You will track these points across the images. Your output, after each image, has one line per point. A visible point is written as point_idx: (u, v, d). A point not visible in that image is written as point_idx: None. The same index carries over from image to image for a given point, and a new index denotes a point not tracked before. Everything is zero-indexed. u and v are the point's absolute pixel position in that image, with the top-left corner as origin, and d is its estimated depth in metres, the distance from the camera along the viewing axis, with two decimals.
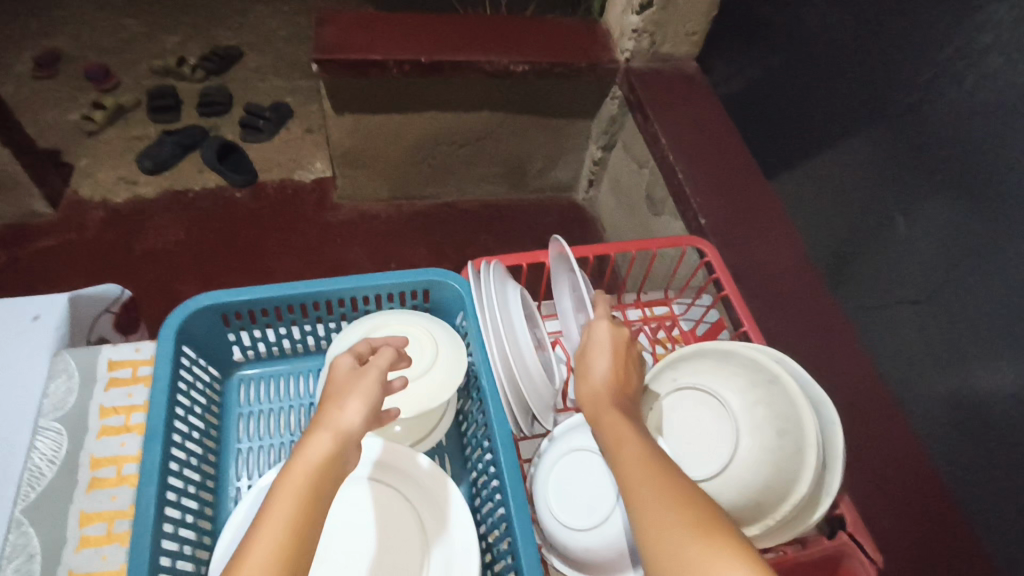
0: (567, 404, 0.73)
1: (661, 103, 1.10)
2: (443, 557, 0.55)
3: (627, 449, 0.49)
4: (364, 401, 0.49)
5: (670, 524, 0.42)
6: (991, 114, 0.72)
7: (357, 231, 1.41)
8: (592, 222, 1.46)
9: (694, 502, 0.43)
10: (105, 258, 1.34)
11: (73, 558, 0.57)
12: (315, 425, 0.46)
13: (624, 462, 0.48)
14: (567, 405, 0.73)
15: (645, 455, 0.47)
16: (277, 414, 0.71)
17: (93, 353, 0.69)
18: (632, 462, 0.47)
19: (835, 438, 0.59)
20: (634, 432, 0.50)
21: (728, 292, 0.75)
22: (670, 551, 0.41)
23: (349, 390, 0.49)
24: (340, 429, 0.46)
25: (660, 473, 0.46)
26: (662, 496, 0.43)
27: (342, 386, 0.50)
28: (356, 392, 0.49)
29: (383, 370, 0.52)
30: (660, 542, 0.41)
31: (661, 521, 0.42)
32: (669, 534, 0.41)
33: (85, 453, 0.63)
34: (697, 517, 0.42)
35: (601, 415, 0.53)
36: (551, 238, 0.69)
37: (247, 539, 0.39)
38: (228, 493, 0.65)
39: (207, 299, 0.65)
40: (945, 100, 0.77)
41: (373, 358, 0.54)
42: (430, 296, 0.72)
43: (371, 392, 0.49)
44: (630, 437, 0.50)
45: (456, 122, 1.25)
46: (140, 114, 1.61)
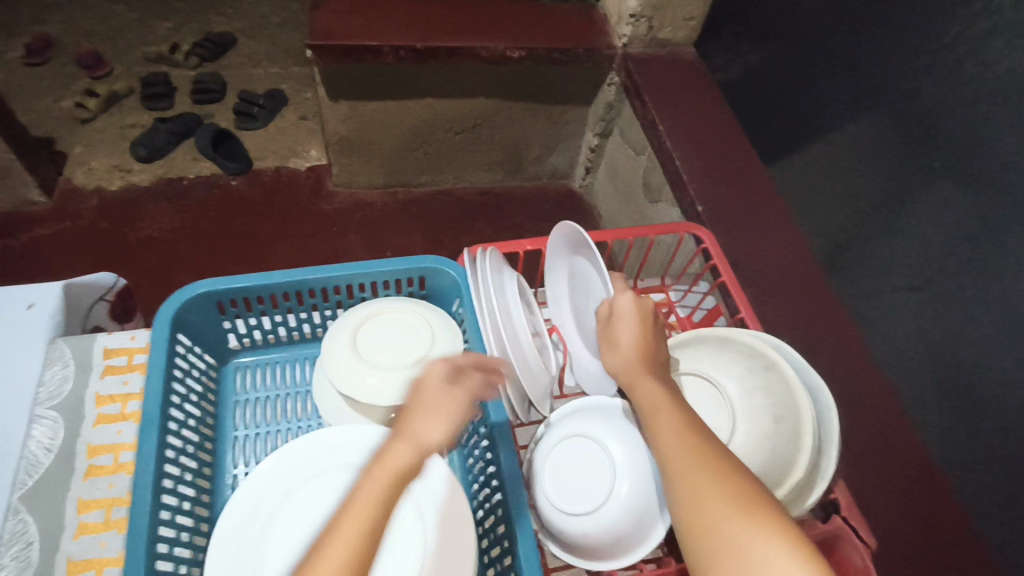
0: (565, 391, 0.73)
1: (659, 89, 1.09)
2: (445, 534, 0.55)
3: (665, 422, 0.50)
4: (447, 424, 0.49)
5: (710, 500, 0.43)
6: (988, 100, 0.72)
7: (353, 218, 1.41)
8: (588, 209, 1.46)
9: (734, 478, 0.44)
10: (101, 246, 1.34)
11: (71, 545, 0.57)
12: (397, 433, 0.47)
13: (663, 434, 0.49)
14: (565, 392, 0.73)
15: (685, 428, 0.49)
16: (273, 402, 0.71)
17: (89, 341, 0.69)
18: (672, 436, 0.48)
19: (831, 422, 0.59)
20: (673, 405, 0.51)
21: (725, 280, 0.75)
22: (710, 527, 0.42)
23: (438, 409, 0.49)
24: (421, 447, 0.47)
25: (701, 448, 0.47)
26: (704, 471, 0.45)
27: (431, 401, 0.50)
28: (440, 413, 0.49)
29: (472, 398, 0.52)
30: (701, 516, 0.43)
31: (702, 496, 0.43)
32: (709, 510, 0.43)
33: (82, 441, 0.63)
34: (740, 495, 0.43)
35: (639, 387, 0.54)
36: (564, 223, 0.65)
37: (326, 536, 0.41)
38: (224, 480, 0.65)
39: (203, 286, 0.64)
40: (944, 85, 0.77)
41: (466, 373, 0.53)
42: (426, 283, 0.72)
43: (456, 418, 0.49)
44: (668, 410, 0.51)
45: (453, 108, 1.24)
46: (134, 101, 1.60)
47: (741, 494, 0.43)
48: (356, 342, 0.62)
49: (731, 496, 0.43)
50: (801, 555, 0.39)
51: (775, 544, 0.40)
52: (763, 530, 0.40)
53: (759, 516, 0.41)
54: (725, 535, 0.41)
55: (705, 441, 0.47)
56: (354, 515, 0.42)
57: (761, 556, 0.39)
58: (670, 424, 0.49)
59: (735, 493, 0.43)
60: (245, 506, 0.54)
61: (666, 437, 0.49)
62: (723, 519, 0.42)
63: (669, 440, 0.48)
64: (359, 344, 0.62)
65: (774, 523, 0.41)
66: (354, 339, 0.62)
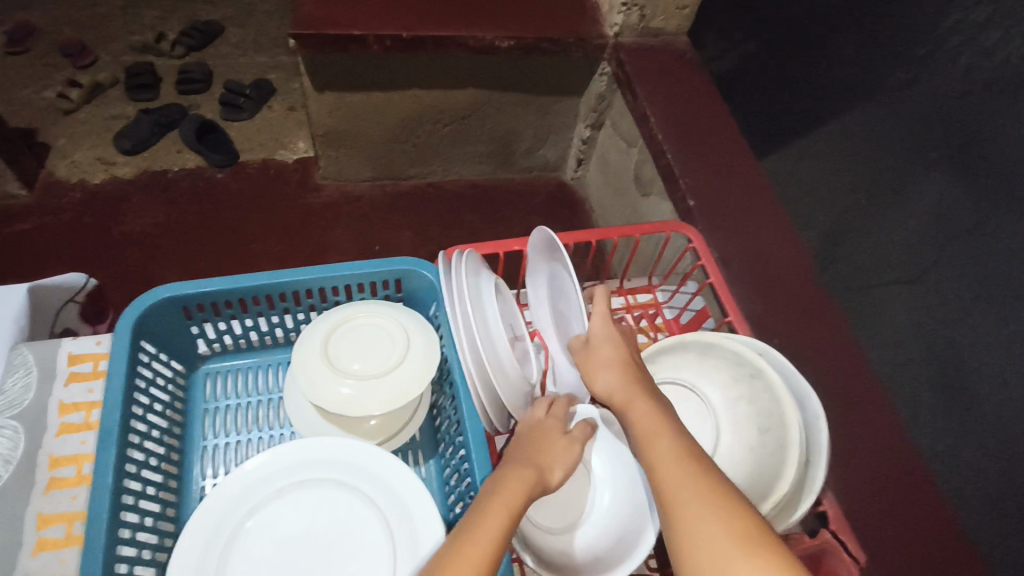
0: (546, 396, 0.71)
1: (652, 80, 1.06)
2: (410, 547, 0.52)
3: (662, 444, 0.48)
4: (565, 468, 0.54)
5: (711, 527, 0.41)
6: (984, 91, 0.71)
7: (340, 212, 1.38)
8: (580, 202, 1.43)
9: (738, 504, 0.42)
10: (82, 241, 1.31)
11: (29, 562, 0.55)
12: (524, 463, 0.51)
13: (660, 456, 0.47)
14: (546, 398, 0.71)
15: (683, 452, 0.46)
16: (245, 409, 0.69)
17: (52, 347, 0.67)
18: (669, 458, 0.46)
19: (819, 432, 0.57)
20: (670, 427, 0.49)
21: (713, 281, 0.73)
22: (711, 556, 0.40)
23: (556, 451, 0.54)
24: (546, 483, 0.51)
25: (700, 473, 0.44)
26: (705, 496, 0.42)
27: (553, 445, 0.54)
28: (564, 454, 0.54)
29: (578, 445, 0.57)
30: (703, 544, 0.40)
31: (704, 523, 0.41)
32: (710, 539, 0.40)
33: (43, 452, 0.61)
34: (741, 523, 0.41)
35: (633, 407, 0.52)
36: (538, 229, 0.65)
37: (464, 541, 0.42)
38: (191, 492, 0.63)
39: (168, 291, 0.62)
40: (938, 76, 0.76)
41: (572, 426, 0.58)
42: (404, 286, 0.70)
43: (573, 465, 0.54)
44: (665, 432, 0.49)
45: (441, 99, 1.21)
46: (117, 91, 1.56)
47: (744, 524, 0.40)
48: (328, 348, 0.59)
49: (734, 524, 0.41)
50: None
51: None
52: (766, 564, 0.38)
53: (761, 546, 0.39)
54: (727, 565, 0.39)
55: (705, 466, 0.45)
56: (489, 522, 0.43)
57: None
58: (668, 447, 0.47)
59: (737, 521, 0.41)
60: (198, 535, 0.51)
61: (664, 460, 0.46)
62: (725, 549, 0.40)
63: (667, 463, 0.46)
64: (331, 350, 0.59)
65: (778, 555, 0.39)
66: (326, 344, 0.60)
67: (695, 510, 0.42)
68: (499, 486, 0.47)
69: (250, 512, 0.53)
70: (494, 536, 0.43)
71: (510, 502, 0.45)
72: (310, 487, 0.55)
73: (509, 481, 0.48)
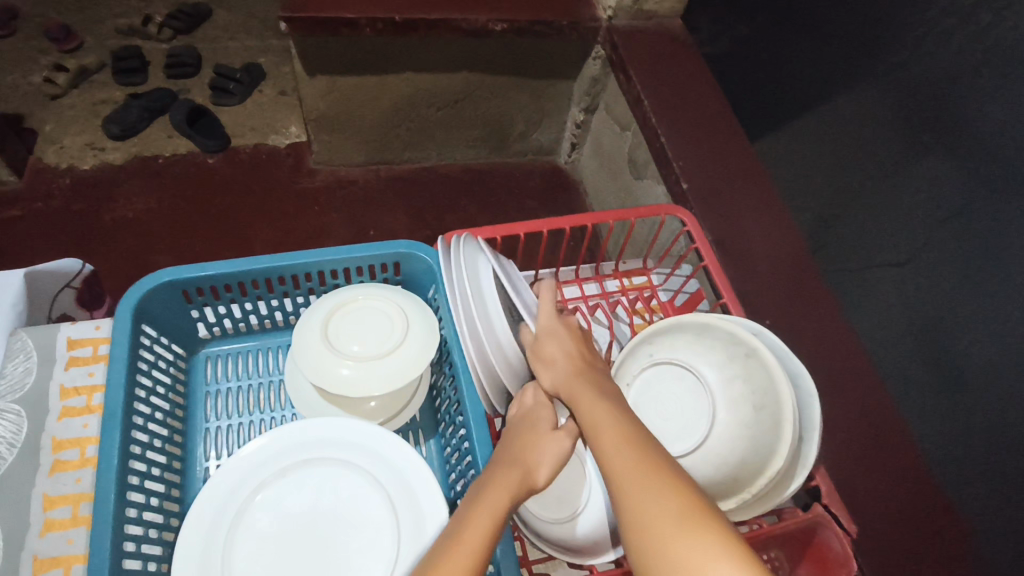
0: None
1: (646, 62, 1.06)
2: (415, 525, 0.53)
3: (605, 425, 0.49)
4: (552, 464, 0.52)
5: (649, 501, 0.42)
6: None
7: (334, 197, 1.37)
8: (574, 186, 1.43)
9: (675, 477, 0.43)
10: (74, 227, 1.30)
11: (37, 542, 0.56)
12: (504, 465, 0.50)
13: (602, 438, 0.48)
14: None
15: (625, 431, 0.47)
16: (246, 392, 0.69)
17: (51, 332, 0.67)
18: (611, 439, 0.47)
19: (813, 409, 0.58)
20: (614, 407, 0.51)
21: (707, 263, 0.74)
22: (649, 527, 0.40)
23: (537, 449, 0.53)
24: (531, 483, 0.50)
25: (641, 451, 0.45)
26: (643, 471, 0.43)
27: (528, 443, 0.53)
28: (549, 451, 0.53)
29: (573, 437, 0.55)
30: (641, 518, 0.41)
31: (641, 497, 0.42)
32: (646, 511, 0.41)
33: (46, 436, 0.61)
34: (677, 493, 0.41)
35: (577, 394, 0.54)
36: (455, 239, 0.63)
37: (445, 552, 0.42)
38: (195, 473, 0.64)
39: (167, 274, 0.62)
40: None
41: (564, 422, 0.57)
42: (402, 269, 0.70)
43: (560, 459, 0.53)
44: (608, 413, 0.50)
45: (435, 82, 1.20)
46: (105, 76, 1.54)
47: (680, 494, 0.41)
48: (328, 331, 0.60)
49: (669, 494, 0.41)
50: (736, 550, 0.38)
51: (712, 541, 0.38)
52: (698, 527, 0.39)
53: (697, 512, 0.40)
54: (664, 534, 0.40)
55: (646, 443, 0.46)
56: (472, 532, 0.43)
57: (698, 554, 0.38)
58: (610, 428, 0.48)
59: (673, 490, 0.42)
60: (204, 512, 0.52)
61: (607, 441, 0.47)
62: (662, 518, 0.40)
63: (607, 444, 0.47)
64: (330, 333, 0.60)
65: (711, 518, 0.40)
66: (325, 327, 0.60)
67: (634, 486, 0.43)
68: (481, 493, 0.47)
69: (258, 487, 0.54)
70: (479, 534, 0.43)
71: (493, 505, 0.45)
72: (307, 467, 0.55)
73: (492, 487, 0.47)
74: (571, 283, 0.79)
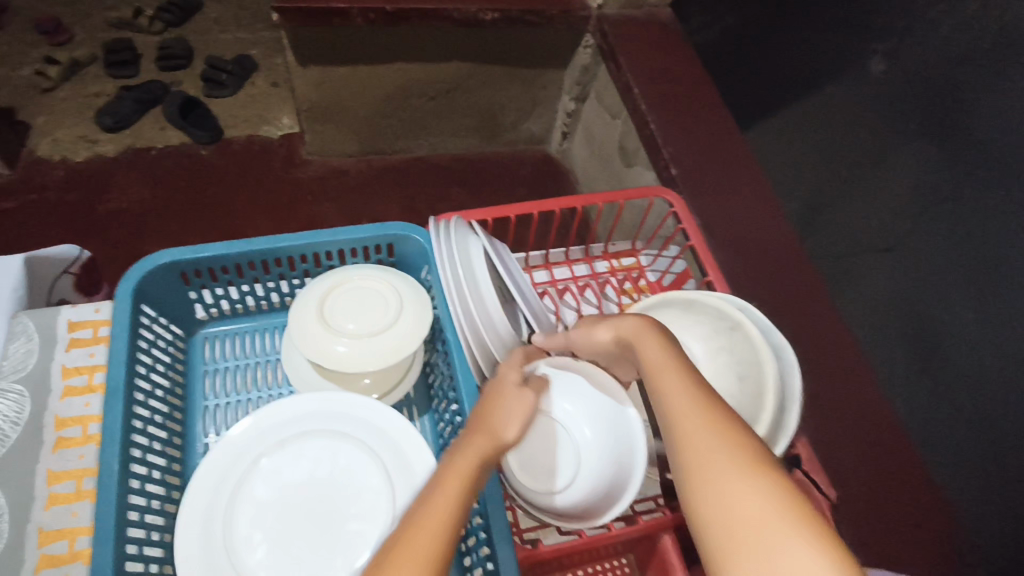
0: None
1: (636, 51, 1.08)
2: (408, 491, 0.55)
3: (678, 399, 0.44)
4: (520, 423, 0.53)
5: (740, 509, 0.37)
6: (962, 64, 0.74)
7: (328, 186, 1.38)
8: (566, 174, 1.45)
9: (778, 478, 0.38)
10: (68, 219, 1.31)
11: (42, 516, 0.58)
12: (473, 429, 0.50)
13: (678, 419, 0.43)
14: None
15: (707, 411, 0.42)
16: (243, 371, 0.71)
17: (52, 314, 0.68)
18: (689, 421, 0.42)
19: (794, 378, 0.60)
20: (688, 375, 0.46)
21: (694, 243, 0.76)
22: (743, 541, 0.36)
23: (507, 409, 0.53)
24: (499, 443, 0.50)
25: (728, 441, 0.40)
26: (730, 466, 0.39)
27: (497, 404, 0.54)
28: (517, 411, 0.53)
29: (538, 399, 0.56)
30: (731, 529, 0.36)
31: (729, 502, 0.37)
32: (737, 521, 0.36)
33: (49, 413, 0.63)
34: (779, 500, 0.36)
35: (645, 349, 0.50)
36: (433, 223, 0.64)
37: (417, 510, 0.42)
38: (195, 449, 0.66)
39: (166, 256, 0.63)
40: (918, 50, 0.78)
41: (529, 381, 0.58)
42: (395, 250, 0.72)
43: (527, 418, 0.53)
44: (682, 386, 0.45)
45: (426, 72, 1.21)
46: (97, 69, 1.54)
47: (781, 501, 0.36)
48: (324, 308, 0.62)
49: (766, 499, 0.37)
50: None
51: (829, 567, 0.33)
52: (808, 546, 0.34)
53: (807, 525, 0.35)
54: (764, 550, 0.35)
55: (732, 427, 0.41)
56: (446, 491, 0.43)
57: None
58: (685, 404, 0.43)
59: (772, 494, 0.37)
60: (210, 473, 0.54)
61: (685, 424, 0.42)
62: (761, 530, 0.36)
63: (684, 428, 0.42)
64: (326, 309, 0.62)
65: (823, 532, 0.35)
66: (322, 304, 0.62)
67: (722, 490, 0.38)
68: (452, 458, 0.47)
69: (265, 450, 0.56)
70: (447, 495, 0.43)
71: (464, 469, 0.46)
72: (304, 438, 0.57)
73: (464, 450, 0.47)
74: (561, 264, 0.81)
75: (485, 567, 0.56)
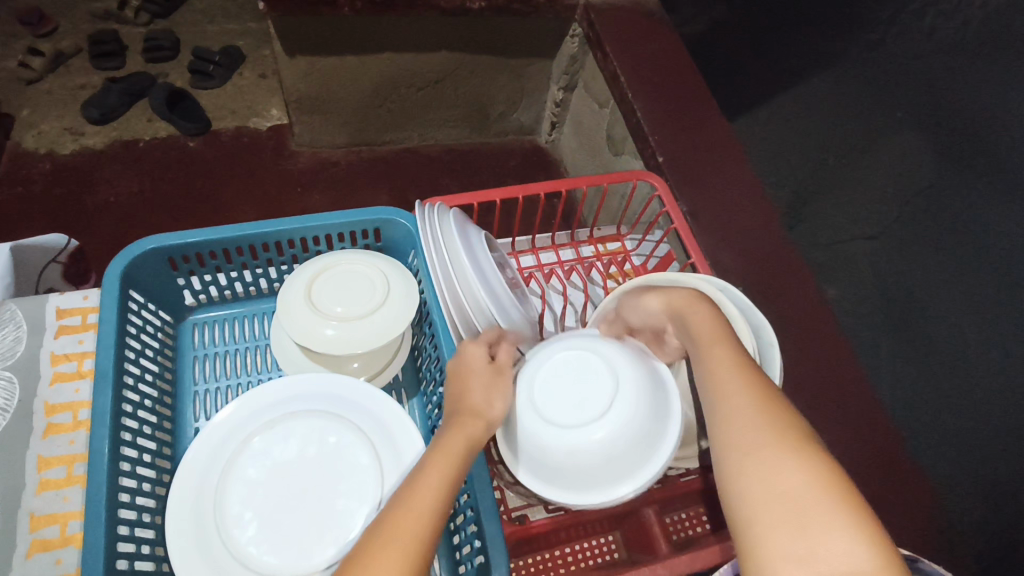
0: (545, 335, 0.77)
1: (623, 40, 1.08)
2: (396, 468, 0.56)
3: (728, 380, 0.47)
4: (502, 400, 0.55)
5: (781, 487, 0.39)
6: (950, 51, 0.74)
7: (317, 177, 1.39)
8: (554, 164, 1.46)
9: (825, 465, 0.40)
10: (55, 211, 1.30)
11: (33, 501, 0.58)
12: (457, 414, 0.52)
13: (729, 398, 0.46)
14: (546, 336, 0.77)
15: (757, 394, 0.45)
16: (233, 356, 0.72)
17: (39, 302, 0.68)
18: (738, 399, 0.45)
19: (772, 357, 0.62)
20: (739, 358, 0.49)
21: (678, 227, 0.77)
22: (781, 511, 0.39)
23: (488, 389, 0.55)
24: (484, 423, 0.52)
25: (776, 424, 0.43)
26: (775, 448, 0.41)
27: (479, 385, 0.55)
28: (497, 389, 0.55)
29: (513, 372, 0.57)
30: (771, 501, 0.39)
31: (771, 476, 0.40)
32: (780, 496, 0.39)
33: (39, 400, 0.63)
34: (822, 484, 0.39)
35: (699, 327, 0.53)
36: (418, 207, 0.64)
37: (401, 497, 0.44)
38: (186, 433, 0.66)
39: (153, 241, 0.64)
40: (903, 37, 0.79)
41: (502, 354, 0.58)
42: (382, 235, 0.73)
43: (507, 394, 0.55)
44: (733, 366, 0.48)
45: (414, 62, 1.22)
46: (82, 61, 1.53)
47: (825, 485, 0.39)
48: (311, 292, 0.62)
49: (810, 480, 0.39)
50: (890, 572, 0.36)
51: (862, 551, 0.36)
52: (847, 530, 0.37)
53: (848, 510, 0.38)
54: (800, 523, 0.38)
55: (782, 413, 0.44)
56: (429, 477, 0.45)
57: (840, 561, 0.36)
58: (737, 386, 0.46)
59: (817, 476, 0.39)
60: (202, 453, 0.55)
61: (735, 403, 0.45)
62: (802, 508, 0.38)
63: (733, 407, 0.45)
64: (313, 293, 0.62)
65: (859, 518, 0.37)
66: (309, 288, 0.63)
67: (764, 465, 0.41)
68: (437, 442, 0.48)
69: (256, 430, 0.57)
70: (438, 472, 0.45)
71: (449, 454, 0.47)
72: (293, 417, 0.58)
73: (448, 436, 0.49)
74: (547, 249, 0.82)
75: (473, 543, 0.57)
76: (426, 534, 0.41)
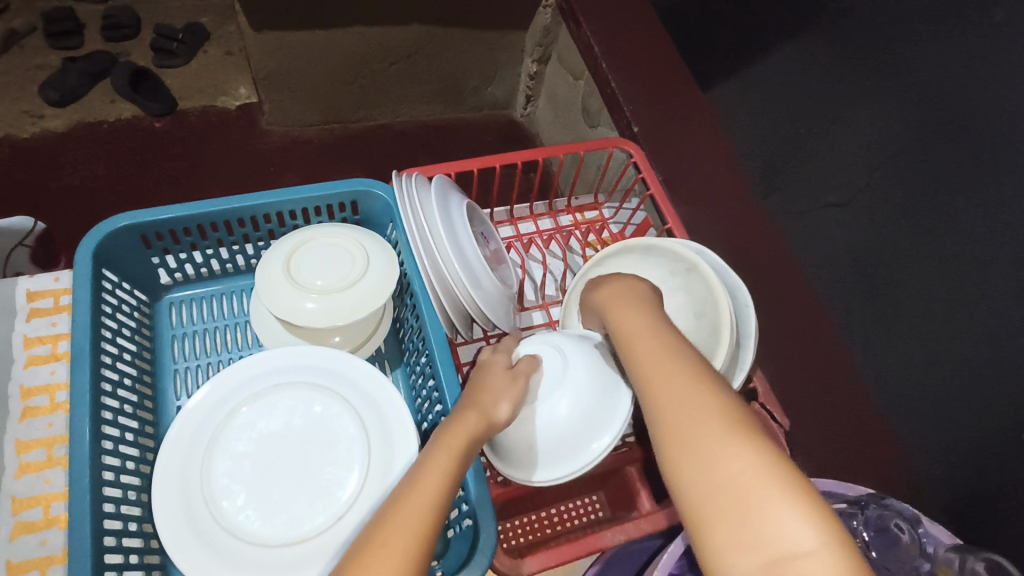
0: (526, 304, 0.78)
1: (596, 11, 1.09)
2: (383, 433, 0.57)
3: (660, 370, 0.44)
4: (511, 402, 0.52)
5: (727, 476, 0.37)
6: None
7: (289, 156, 1.36)
8: (530, 138, 1.45)
9: (765, 445, 0.38)
10: (18, 196, 1.26)
11: (14, 484, 0.58)
12: (464, 409, 0.50)
13: (661, 388, 0.43)
14: (527, 305, 0.77)
15: (693, 377, 0.43)
16: (213, 333, 0.72)
17: (9, 285, 0.67)
18: (670, 388, 0.43)
19: (748, 319, 0.65)
20: (669, 344, 0.46)
21: (654, 192, 0.77)
22: (731, 506, 0.37)
23: (499, 390, 0.52)
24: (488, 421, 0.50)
25: (713, 411, 0.40)
26: (715, 436, 0.39)
27: (494, 384, 0.53)
28: (509, 389, 0.53)
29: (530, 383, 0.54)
30: (714, 492, 0.37)
31: (712, 464, 0.38)
32: (720, 487, 0.37)
33: (14, 383, 0.62)
34: (769, 468, 0.37)
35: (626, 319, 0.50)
36: (394, 177, 0.63)
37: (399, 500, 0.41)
38: (168, 412, 0.66)
39: (126, 218, 0.62)
40: None
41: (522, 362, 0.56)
42: (359, 208, 0.72)
43: (517, 397, 0.52)
44: (666, 353, 0.45)
45: (385, 36, 1.20)
46: (37, 40, 1.46)
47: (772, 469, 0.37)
48: (290, 266, 0.62)
49: (750, 464, 0.37)
50: (844, 551, 0.34)
51: (809, 529, 0.35)
52: (796, 511, 0.35)
53: (797, 491, 0.36)
54: (750, 514, 0.36)
55: (719, 397, 0.41)
56: (426, 484, 0.42)
57: (790, 545, 0.35)
58: (668, 373, 0.43)
59: (757, 460, 0.37)
60: (185, 429, 0.55)
61: (668, 388, 0.42)
62: (747, 499, 0.36)
63: (665, 395, 0.42)
64: (294, 267, 0.62)
65: (810, 500, 0.36)
66: (289, 261, 0.62)
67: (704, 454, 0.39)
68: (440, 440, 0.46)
69: (245, 400, 0.57)
70: (438, 476, 0.43)
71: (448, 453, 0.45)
72: (279, 391, 0.58)
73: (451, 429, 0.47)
74: (525, 219, 0.83)
75: (461, 507, 0.58)
76: (418, 542, 0.39)
